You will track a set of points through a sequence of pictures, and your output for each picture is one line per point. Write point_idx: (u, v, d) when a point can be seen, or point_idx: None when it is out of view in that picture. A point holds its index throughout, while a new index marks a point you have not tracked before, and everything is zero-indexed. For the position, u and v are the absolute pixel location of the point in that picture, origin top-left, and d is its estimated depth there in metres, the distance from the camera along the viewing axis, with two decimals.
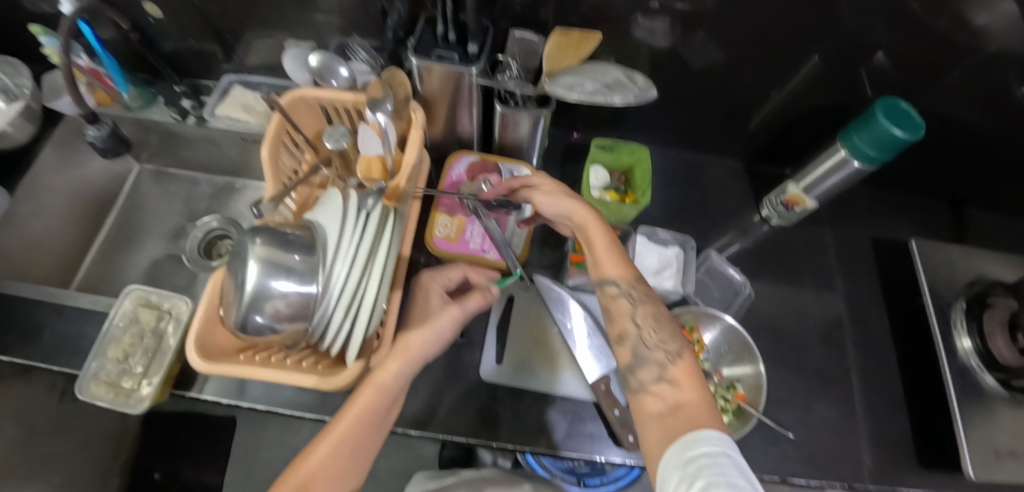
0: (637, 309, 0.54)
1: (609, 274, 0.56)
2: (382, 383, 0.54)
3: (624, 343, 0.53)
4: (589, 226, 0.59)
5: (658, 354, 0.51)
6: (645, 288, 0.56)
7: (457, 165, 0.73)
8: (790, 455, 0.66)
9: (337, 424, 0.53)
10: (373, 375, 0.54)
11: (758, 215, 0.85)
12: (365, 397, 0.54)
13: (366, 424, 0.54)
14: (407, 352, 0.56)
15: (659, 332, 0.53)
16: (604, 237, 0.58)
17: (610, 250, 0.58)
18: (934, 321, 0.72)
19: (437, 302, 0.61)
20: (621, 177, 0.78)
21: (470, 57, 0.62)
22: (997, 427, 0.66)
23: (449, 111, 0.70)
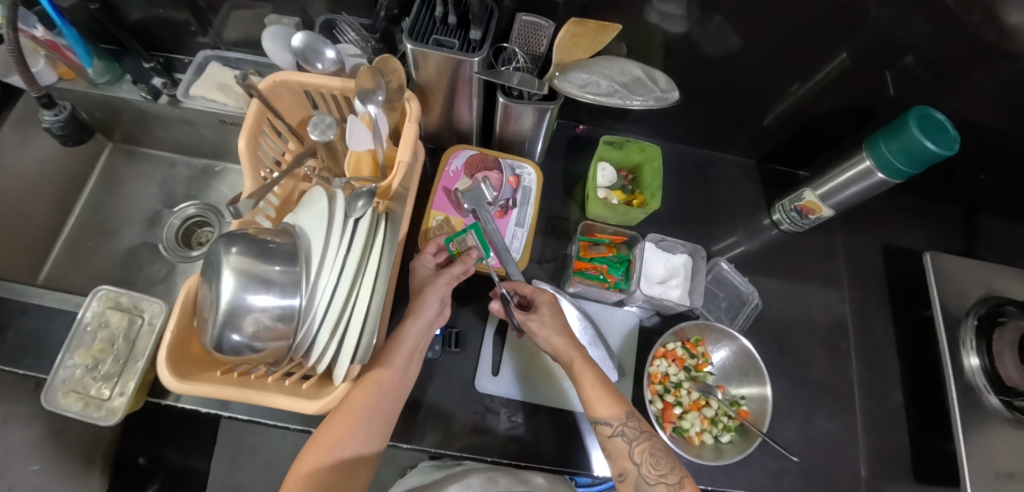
0: (635, 447, 0.52)
1: (602, 414, 0.54)
2: (407, 341, 0.56)
3: (627, 480, 0.52)
4: (575, 363, 0.56)
5: (661, 487, 0.50)
6: (638, 420, 0.54)
7: (455, 159, 0.67)
8: (791, 472, 0.65)
9: (370, 378, 0.53)
10: (399, 334, 0.56)
11: (769, 218, 0.81)
12: (393, 356, 0.55)
13: (395, 380, 0.54)
14: (417, 312, 0.56)
15: (659, 463, 0.51)
16: (591, 382, 0.55)
17: (597, 390, 0.55)
18: (943, 338, 0.70)
19: (427, 270, 0.60)
20: (627, 175, 0.74)
21: (472, 45, 0.56)
22: (997, 447, 0.65)
23: (446, 101, 0.64)
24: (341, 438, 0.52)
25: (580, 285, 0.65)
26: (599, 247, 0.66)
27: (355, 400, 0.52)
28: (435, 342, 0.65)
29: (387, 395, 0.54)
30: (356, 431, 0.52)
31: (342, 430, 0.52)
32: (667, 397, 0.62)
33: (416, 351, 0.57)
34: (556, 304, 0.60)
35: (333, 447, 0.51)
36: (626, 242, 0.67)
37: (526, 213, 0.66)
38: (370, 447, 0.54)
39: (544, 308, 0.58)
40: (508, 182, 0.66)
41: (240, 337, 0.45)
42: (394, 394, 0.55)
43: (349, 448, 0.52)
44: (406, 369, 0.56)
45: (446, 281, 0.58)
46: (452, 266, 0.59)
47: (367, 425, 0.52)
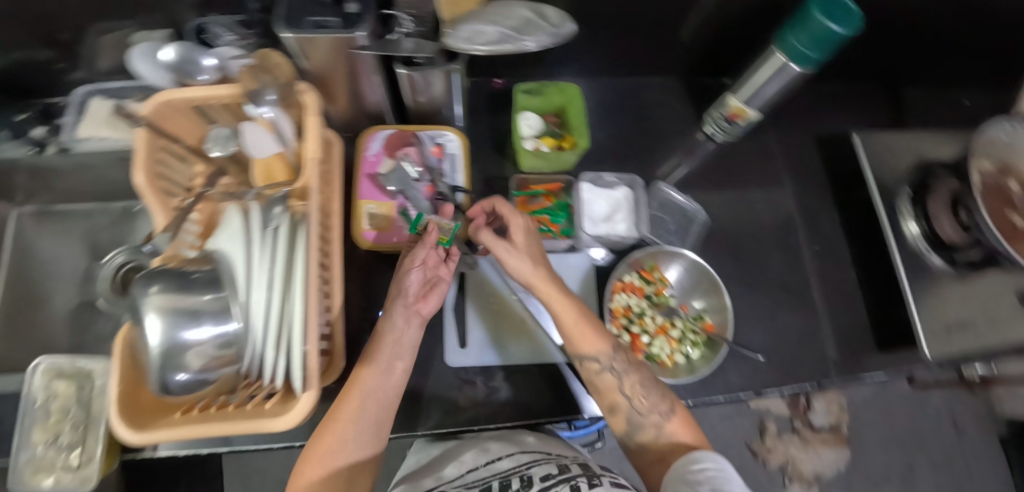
0: (623, 382, 0.51)
1: (585, 350, 0.52)
2: (391, 339, 0.53)
3: (618, 413, 0.52)
4: (551, 300, 0.53)
5: (653, 417, 0.50)
6: (625, 356, 0.53)
7: (372, 143, 0.64)
8: (764, 369, 0.68)
9: (356, 381, 0.51)
10: (380, 334, 0.53)
11: (702, 132, 0.81)
12: (377, 357, 0.52)
13: (383, 381, 0.51)
14: (393, 306, 0.54)
15: (648, 395, 0.51)
16: (571, 316, 0.53)
17: (581, 322, 0.53)
18: (882, 212, 0.72)
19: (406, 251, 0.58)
20: (554, 120, 0.72)
21: (353, 18, 0.51)
22: (943, 302, 0.70)
23: (347, 85, 0.61)
24: (330, 443, 0.48)
25: None
26: (537, 199, 0.66)
27: (347, 403, 0.50)
28: None
29: (379, 398, 0.51)
30: (344, 435, 0.49)
31: (331, 437, 0.49)
32: (632, 328, 0.63)
33: (403, 346, 0.53)
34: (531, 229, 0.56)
35: (324, 455, 0.48)
36: (564, 189, 0.67)
37: (456, 181, 0.64)
38: (365, 454, 0.50)
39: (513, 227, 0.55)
40: (432, 153, 0.64)
41: (189, 375, 0.44)
42: (387, 396, 0.51)
43: (341, 455, 0.49)
44: (393, 368, 0.52)
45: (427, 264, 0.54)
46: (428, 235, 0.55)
47: (358, 429, 0.49)
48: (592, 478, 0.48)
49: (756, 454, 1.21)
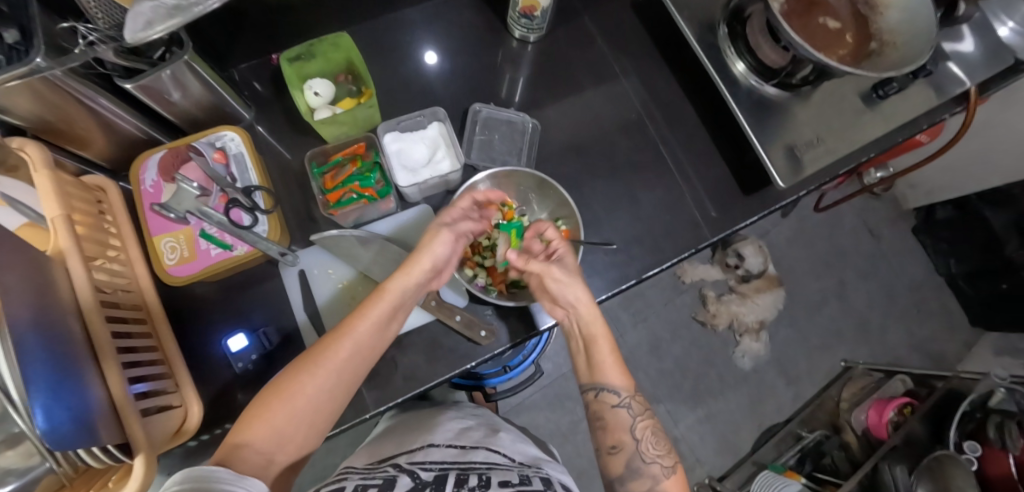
0: (637, 421, 0.53)
1: (609, 380, 0.54)
2: (394, 297, 0.52)
3: (619, 454, 0.52)
4: (591, 322, 0.54)
5: (653, 468, 0.51)
6: (640, 400, 0.54)
7: (146, 171, 0.57)
8: (634, 254, 0.68)
9: (349, 328, 0.50)
10: (386, 285, 0.52)
11: (514, 37, 0.75)
12: (374, 308, 0.51)
13: (371, 337, 0.51)
14: (410, 270, 0.53)
15: (656, 444, 0.52)
16: (606, 348, 0.55)
17: (614, 360, 0.54)
18: (708, 60, 0.70)
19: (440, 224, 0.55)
20: (346, 78, 0.65)
21: (19, 48, 0.45)
22: (790, 128, 0.68)
23: (85, 125, 0.54)
24: (307, 386, 0.47)
25: (348, 215, 0.61)
26: (343, 167, 0.61)
27: (329, 348, 0.49)
28: (248, 353, 0.57)
29: (363, 349, 0.50)
30: (323, 381, 0.48)
31: (309, 381, 0.48)
32: (486, 262, 0.62)
33: (401, 310, 0.53)
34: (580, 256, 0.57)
35: (299, 396, 0.47)
36: (370, 147, 0.62)
37: (251, 182, 0.59)
38: (333, 399, 0.49)
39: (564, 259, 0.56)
40: (216, 160, 0.57)
41: (14, 485, 0.37)
42: (371, 350, 0.51)
43: (312, 399, 0.48)
44: (387, 325, 0.52)
45: (446, 239, 0.54)
46: (459, 223, 0.56)
47: (331, 381, 0.49)
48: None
49: (704, 323, 1.27)
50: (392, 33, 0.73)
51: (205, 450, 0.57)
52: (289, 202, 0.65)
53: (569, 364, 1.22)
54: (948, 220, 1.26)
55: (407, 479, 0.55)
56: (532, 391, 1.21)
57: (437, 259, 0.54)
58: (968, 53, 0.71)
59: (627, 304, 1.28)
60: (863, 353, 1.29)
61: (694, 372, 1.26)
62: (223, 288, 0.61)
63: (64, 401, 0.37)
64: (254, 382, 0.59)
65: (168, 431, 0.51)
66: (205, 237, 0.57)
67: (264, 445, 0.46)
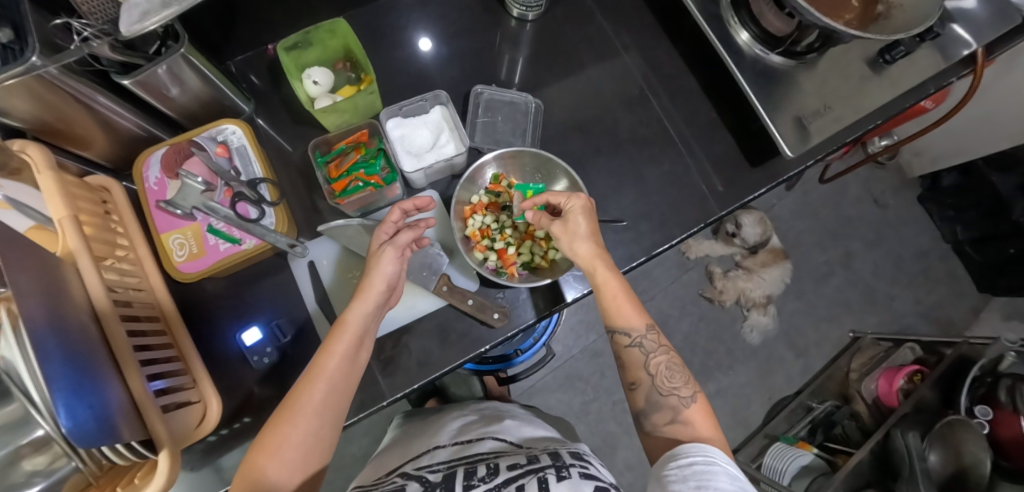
0: (652, 359, 0.52)
1: (622, 324, 0.53)
2: (356, 326, 0.49)
3: (638, 390, 0.52)
4: (598, 273, 0.54)
5: (673, 399, 0.50)
6: (658, 335, 0.54)
7: (150, 168, 0.57)
8: (643, 231, 0.68)
9: (315, 368, 0.47)
10: (344, 318, 0.50)
11: (512, 16, 0.74)
12: (338, 343, 0.48)
13: (346, 368, 0.48)
14: (365, 295, 0.51)
15: (673, 378, 0.52)
16: (616, 292, 0.53)
17: (625, 304, 0.53)
18: (711, 31, 0.68)
19: (381, 242, 0.54)
20: (344, 66, 0.64)
21: (14, 48, 0.44)
22: (796, 96, 0.67)
23: (85, 125, 0.53)
24: (289, 436, 0.44)
25: (354, 203, 0.60)
26: (347, 156, 0.60)
27: (302, 391, 0.46)
28: (264, 346, 0.58)
29: (339, 385, 0.47)
30: (305, 426, 0.45)
31: (290, 429, 0.44)
32: (496, 245, 0.61)
33: (366, 335, 0.51)
34: (592, 212, 0.56)
35: (282, 447, 0.44)
36: (372, 134, 0.61)
37: (255, 174, 0.58)
38: (321, 440, 0.46)
39: (572, 215, 0.55)
40: (219, 154, 0.56)
41: (41, 485, 0.38)
42: (347, 383, 0.48)
43: (301, 445, 0.45)
44: (356, 355, 0.49)
45: (391, 259, 0.52)
46: (398, 236, 0.53)
47: (317, 422, 0.46)
48: (561, 471, 0.51)
49: (711, 299, 1.27)
50: (388, 17, 0.72)
51: (226, 444, 0.58)
52: (293, 194, 0.64)
53: (579, 345, 1.22)
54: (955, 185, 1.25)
55: (416, 484, 0.55)
56: (542, 374, 1.21)
57: (388, 278, 0.52)
58: (973, 10, 0.70)
59: (634, 284, 1.27)
60: (871, 322, 1.29)
61: (703, 348, 1.26)
62: (233, 284, 0.61)
63: (86, 400, 0.37)
64: (270, 375, 0.59)
65: (188, 426, 0.51)
66: (212, 232, 0.57)
67: None
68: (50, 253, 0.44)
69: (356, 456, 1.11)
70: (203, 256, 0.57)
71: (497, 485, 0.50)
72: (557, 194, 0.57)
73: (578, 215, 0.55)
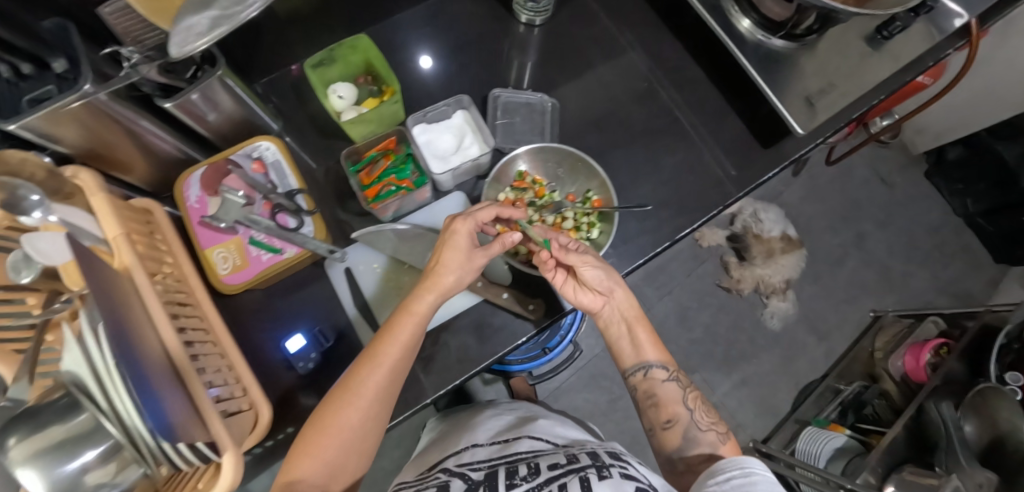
0: (687, 394, 0.56)
1: (652, 359, 0.58)
2: (420, 316, 0.52)
3: (675, 427, 0.54)
4: (628, 307, 0.59)
5: (710, 435, 0.53)
6: (683, 376, 0.58)
7: (189, 188, 0.59)
8: (665, 216, 0.70)
9: (380, 355, 0.49)
10: (410, 306, 0.52)
11: (521, 22, 0.77)
12: (400, 332, 0.50)
13: (404, 356, 0.50)
14: (434, 287, 0.52)
15: (707, 414, 0.55)
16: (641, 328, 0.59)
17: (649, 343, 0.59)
18: (714, 22, 0.71)
19: (464, 239, 0.54)
20: (366, 79, 0.67)
21: (69, 77, 0.46)
22: (802, 76, 0.70)
23: (130, 149, 0.56)
24: (348, 418, 0.47)
25: (387, 207, 0.62)
26: (377, 163, 0.62)
27: (362, 375, 0.48)
28: (309, 352, 0.60)
29: (397, 371, 0.50)
30: (360, 410, 0.47)
31: (349, 411, 0.47)
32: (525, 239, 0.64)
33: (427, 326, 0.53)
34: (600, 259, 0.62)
35: (343, 429, 0.46)
36: (399, 141, 0.63)
37: (291, 186, 0.61)
38: (374, 425, 0.49)
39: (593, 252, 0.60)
40: (255, 171, 0.59)
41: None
42: (402, 371, 0.51)
43: (355, 428, 0.47)
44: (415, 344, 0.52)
45: (464, 258, 0.53)
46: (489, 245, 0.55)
47: (371, 405, 0.48)
48: (601, 470, 0.51)
49: (728, 289, 1.28)
50: (402, 32, 0.75)
51: (275, 455, 0.59)
52: (325, 205, 0.67)
53: (601, 344, 1.23)
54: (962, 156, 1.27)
55: (458, 482, 0.57)
56: (567, 374, 1.22)
57: (456, 277, 0.53)
58: None
59: (652, 279, 1.29)
60: (890, 300, 1.29)
61: (725, 340, 1.26)
62: (272, 295, 0.63)
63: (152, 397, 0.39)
64: (315, 382, 0.60)
65: (243, 432, 0.53)
66: (254, 244, 0.59)
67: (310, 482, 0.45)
68: (109, 270, 0.46)
69: (388, 469, 1.11)
70: (246, 267, 0.59)
71: (539, 485, 0.51)
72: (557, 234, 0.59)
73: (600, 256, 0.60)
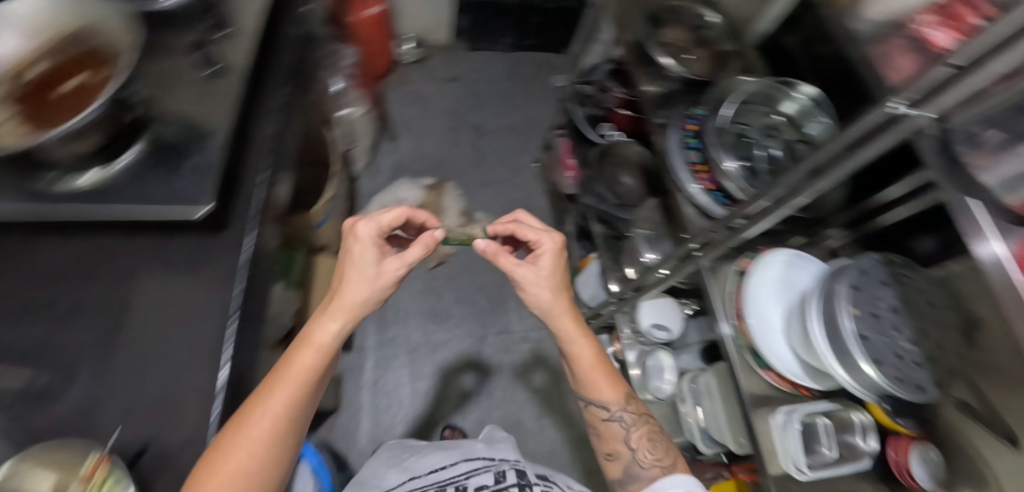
0: (631, 433, 0.74)
1: (608, 399, 0.76)
2: (296, 389, 0.57)
3: (616, 461, 0.75)
4: (574, 348, 0.75)
5: (652, 470, 0.71)
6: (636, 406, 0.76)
7: None
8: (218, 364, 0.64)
9: (255, 420, 0.54)
10: (311, 336, 0.60)
11: None
12: (280, 389, 0.56)
13: (255, 431, 0.53)
14: (312, 343, 0.59)
15: (651, 453, 0.72)
16: (591, 364, 0.76)
17: (569, 321, 0.75)
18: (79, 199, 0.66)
19: (371, 267, 0.62)
20: None
21: None
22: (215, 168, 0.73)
23: None
24: (233, 456, 0.51)
25: None
26: None
27: (239, 451, 0.51)
28: None
29: (277, 425, 0.55)
30: (221, 481, 0.49)
31: (224, 464, 0.49)
32: None
33: (313, 377, 0.59)
34: (560, 250, 0.77)
35: (240, 453, 0.51)
36: None
37: None
38: (245, 479, 0.53)
39: (546, 243, 0.76)
40: None
41: None
42: (284, 428, 0.56)
43: (242, 469, 0.52)
44: (293, 417, 0.57)
45: (371, 274, 0.62)
46: (407, 252, 0.65)
47: (245, 453, 0.52)
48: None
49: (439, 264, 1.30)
50: None
51: None
52: None
53: (409, 403, 1.18)
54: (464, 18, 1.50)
55: None
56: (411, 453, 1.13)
57: (332, 334, 0.60)
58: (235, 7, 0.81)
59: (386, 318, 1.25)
60: (532, 142, 1.47)
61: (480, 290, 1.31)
62: None
63: None
64: None
65: None
66: None
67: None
68: None
69: None
70: None
71: None
72: (525, 230, 0.77)
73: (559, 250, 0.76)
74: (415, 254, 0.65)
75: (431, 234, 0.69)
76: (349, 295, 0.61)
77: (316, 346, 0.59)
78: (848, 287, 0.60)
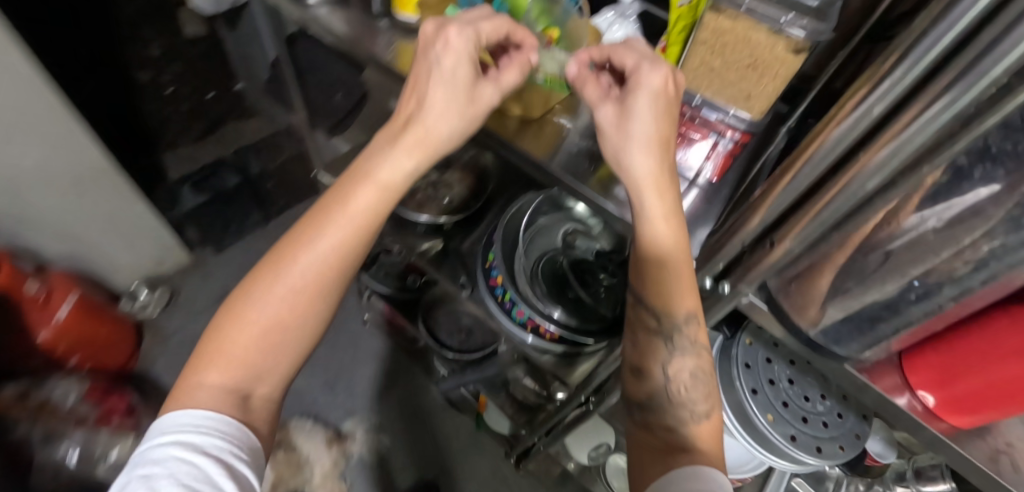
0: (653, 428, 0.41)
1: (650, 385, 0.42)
2: (352, 215, 0.42)
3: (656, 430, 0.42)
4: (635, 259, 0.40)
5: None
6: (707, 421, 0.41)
7: None
8: None
9: (274, 273, 0.43)
10: (360, 176, 0.42)
11: None
12: (315, 241, 0.42)
13: (291, 278, 0.42)
14: (370, 171, 0.41)
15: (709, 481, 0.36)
16: (680, 296, 0.38)
17: (678, 244, 0.37)
18: None
19: (490, 91, 0.41)
20: None
21: None
22: None
23: None
24: (255, 314, 0.42)
25: None
26: None
27: (273, 287, 0.43)
28: None
29: (303, 293, 0.43)
30: (259, 307, 0.42)
31: (260, 300, 0.42)
32: None
33: (377, 221, 0.43)
34: (671, 103, 0.36)
35: (250, 322, 0.42)
36: None
37: None
38: (276, 346, 0.43)
39: (656, 83, 0.35)
40: None
41: None
42: (318, 298, 0.43)
43: (255, 321, 0.42)
44: (343, 265, 0.43)
45: (446, 79, 0.39)
46: (505, 74, 0.42)
47: (262, 311, 0.42)
48: None
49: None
50: None
51: None
52: None
53: None
54: (187, 232, 1.27)
55: None
56: None
57: (417, 159, 0.41)
58: None
59: None
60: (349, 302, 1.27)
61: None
62: None
63: None
64: None
65: None
66: None
67: (209, 387, 0.42)
68: None
69: None
70: None
71: None
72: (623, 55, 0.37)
73: (662, 86, 0.35)
74: (512, 76, 0.43)
75: (525, 56, 0.44)
76: (419, 115, 0.41)
77: (379, 183, 0.41)
78: (752, 395, 0.53)
